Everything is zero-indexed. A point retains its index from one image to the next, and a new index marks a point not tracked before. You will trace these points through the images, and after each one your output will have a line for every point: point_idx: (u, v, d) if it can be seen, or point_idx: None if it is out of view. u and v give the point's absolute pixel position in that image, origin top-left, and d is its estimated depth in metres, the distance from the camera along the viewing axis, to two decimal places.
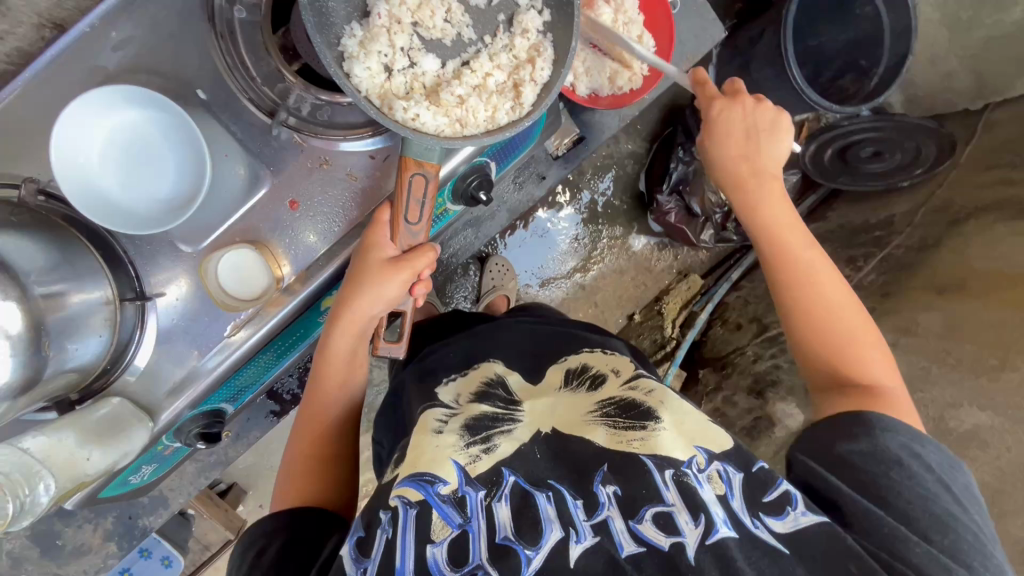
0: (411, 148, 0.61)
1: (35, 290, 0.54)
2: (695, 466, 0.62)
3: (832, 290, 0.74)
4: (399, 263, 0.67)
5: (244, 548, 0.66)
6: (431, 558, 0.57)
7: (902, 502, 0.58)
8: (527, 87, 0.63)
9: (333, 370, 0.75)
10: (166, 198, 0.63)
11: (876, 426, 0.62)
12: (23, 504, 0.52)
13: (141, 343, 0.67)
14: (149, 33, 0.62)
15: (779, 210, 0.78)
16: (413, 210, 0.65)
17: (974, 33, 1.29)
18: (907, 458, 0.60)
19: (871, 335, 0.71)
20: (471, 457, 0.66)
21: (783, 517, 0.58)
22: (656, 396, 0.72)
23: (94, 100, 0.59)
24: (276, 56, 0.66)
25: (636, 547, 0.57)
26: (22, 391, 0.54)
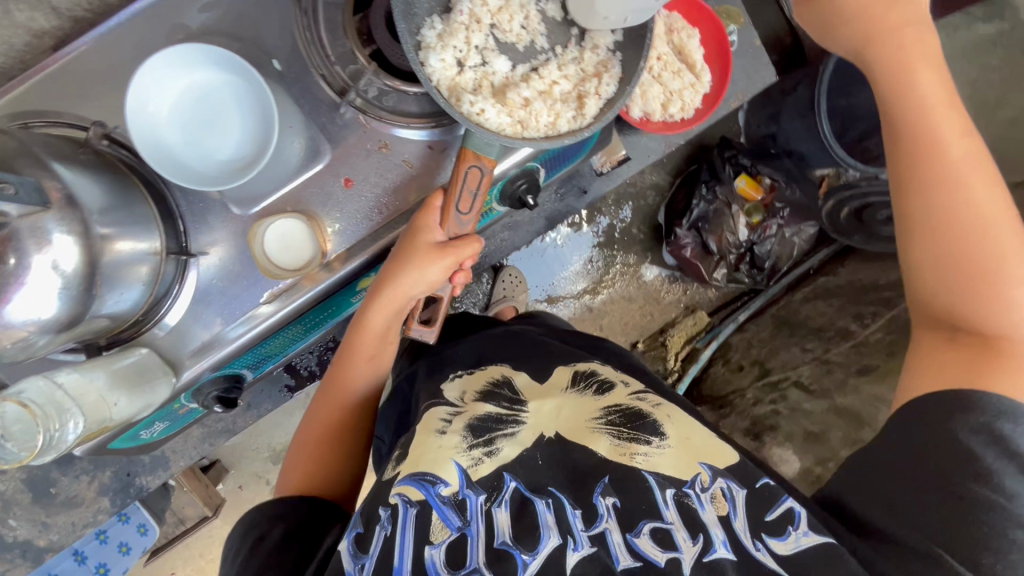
0: (473, 141, 0.63)
1: (97, 229, 0.54)
2: (698, 486, 0.63)
3: (984, 190, 0.62)
4: (445, 249, 0.67)
5: (244, 532, 0.65)
6: (428, 559, 0.57)
7: (965, 510, 0.55)
8: (591, 99, 0.65)
9: (364, 346, 0.75)
10: (226, 159, 0.64)
11: (960, 407, 0.58)
12: (53, 437, 0.51)
13: (178, 297, 0.68)
14: (236, 1, 0.64)
15: (932, 86, 0.66)
16: (465, 200, 0.66)
17: (1000, 113, 1.34)
18: (989, 458, 0.56)
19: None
20: (472, 460, 0.65)
21: (784, 537, 0.59)
22: (664, 409, 0.73)
23: (176, 56, 0.61)
24: (352, 38, 0.67)
25: (632, 560, 0.57)
26: (65, 327, 0.54)
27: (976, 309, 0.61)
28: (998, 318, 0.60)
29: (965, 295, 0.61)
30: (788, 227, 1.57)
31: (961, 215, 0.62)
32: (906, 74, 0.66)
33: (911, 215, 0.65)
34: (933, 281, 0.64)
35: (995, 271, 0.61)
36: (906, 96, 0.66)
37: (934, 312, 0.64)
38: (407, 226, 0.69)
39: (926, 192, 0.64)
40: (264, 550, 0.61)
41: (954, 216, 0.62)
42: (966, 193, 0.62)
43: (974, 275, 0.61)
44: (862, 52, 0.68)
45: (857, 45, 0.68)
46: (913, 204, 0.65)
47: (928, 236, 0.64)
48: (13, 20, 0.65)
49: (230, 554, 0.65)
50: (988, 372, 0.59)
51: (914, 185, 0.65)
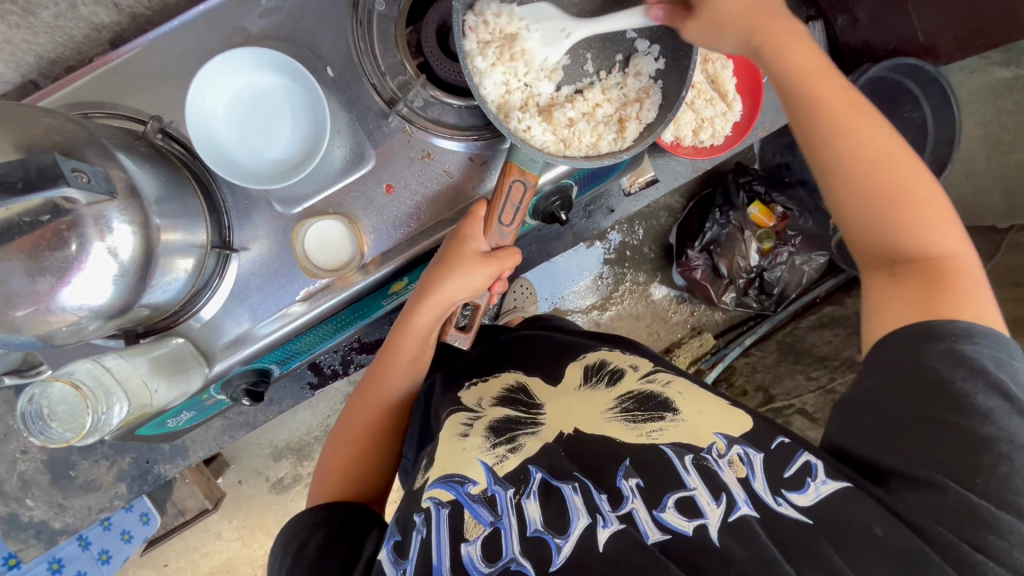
0: (518, 156, 0.65)
1: (153, 220, 0.56)
2: (715, 452, 0.64)
3: (875, 125, 0.63)
4: (489, 258, 0.70)
5: (286, 540, 0.67)
6: (465, 556, 0.58)
7: (951, 436, 0.54)
8: (632, 123, 0.68)
9: (405, 349, 0.76)
10: (275, 159, 0.66)
11: (916, 339, 0.58)
12: (99, 420, 0.52)
13: (216, 290, 0.69)
14: (295, 9, 0.67)
15: (794, 44, 0.65)
16: (507, 212, 0.68)
17: (1012, 155, 1.41)
18: (960, 381, 0.55)
19: (930, 187, 0.62)
20: (498, 457, 0.67)
21: (804, 490, 0.59)
22: (675, 386, 0.74)
23: (235, 59, 0.63)
24: (403, 51, 0.70)
25: (661, 534, 0.58)
26: (115, 314, 0.56)
27: (909, 240, 0.61)
28: (928, 242, 0.61)
29: (900, 229, 0.61)
30: (799, 254, 1.61)
31: (868, 161, 0.62)
32: (780, 56, 0.65)
33: (827, 173, 0.65)
34: (865, 230, 0.63)
35: (910, 198, 0.61)
36: (790, 67, 0.65)
37: (871, 255, 0.64)
38: (451, 233, 0.71)
39: (836, 150, 0.63)
40: (306, 559, 0.62)
41: (862, 163, 0.62)
42: (864, 139, 0.63)
43: (893, 208, 0.61)
44: (749, 40, 0.66)
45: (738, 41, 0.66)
46: (827, 165, 0.64)
47: (849, 189, 0.63)
48: (76, 13, 0.67)
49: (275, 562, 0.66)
50: (941, 304, 0.59)
51: (823, 147, 0.64)
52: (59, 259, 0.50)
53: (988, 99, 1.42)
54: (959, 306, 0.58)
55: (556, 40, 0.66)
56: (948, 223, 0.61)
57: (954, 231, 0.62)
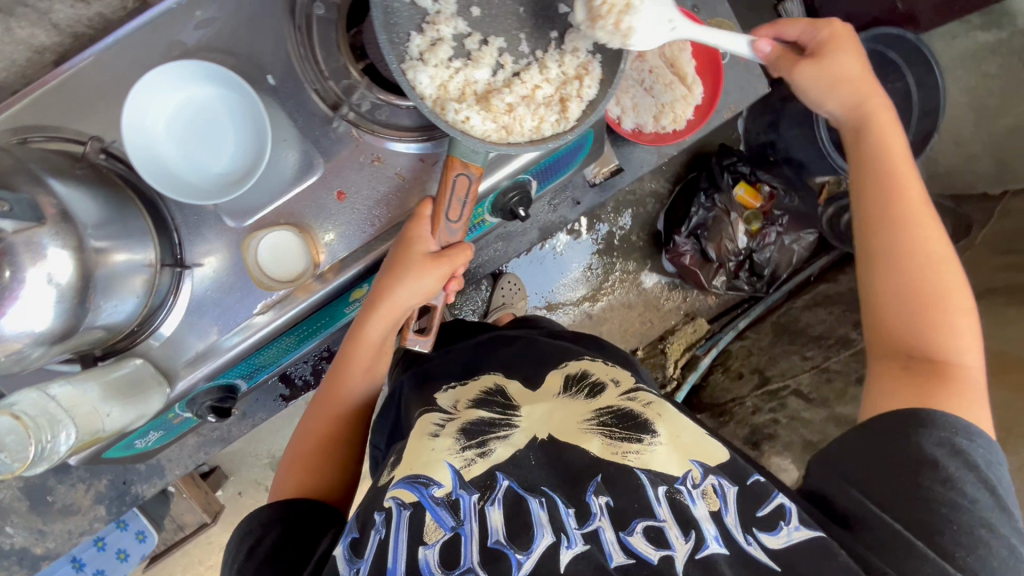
0: (458, 149, 0.63)
1: (90, 243, 0.55)
2: (689, 482, 0.64)
3: (937, 232, 0.67)
4: (439, 258, 0.69)
5: (239, 538, 0.67)
6: (422, 560, 0.58)
7: (937, 511, 0.57)
8: (573, 102, 0.65)
9: (359, 355, 0.76)
10: (220, 172, 0.65)
11: (918, 423, 0.60)
12: (44, 449, 0.53)
13: (172, 308, 0.69)
14: (231, 18, 0.65)
15: (893, 135, 0.71)
16: (454, 210, 0.66)
17: (1001, 120, 1.37)
18: (953, 467, 0.58)
19: (965, 301, 0.65)
20: (466, 461, 0.66)
21: (775, 532, 0.60)
22: (655, 408, 0.74)
23: (171, 73, 0.62)
24: (345, 53, 0.68)
25: (625, 558, 0.58)
26: (58, 339, 0.55)
27: (930, 336, 0.64)
28: (947, 344, 0.63)
29: (926, 325, 0.64)
30: (787, 234, 1.59)
31: (918, 254, 0.66)
32: (878, 142, 0.71)
33: (875, 249, 0.69)
34: (893, 315, 0.66)
35: (946, 303, 0.64)
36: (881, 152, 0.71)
37: (890, 342, 0.67)
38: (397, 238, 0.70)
39: (888, 233, 0.68)
40: (259, 555, 0.63)
41: (915, 254, 0.66)
42: (922, 235, 0.67)
43: (925, 302, 0.65)
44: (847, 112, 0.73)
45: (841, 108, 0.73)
46: (879, 243, 0.68)
47: (892, 271, 0.67)
48: (14, 36, 0.66)
49: (228, 560, 0.67)
50: (936, 397, 0.61)
51: (881, 226, 0.68)
52: None
53: (972, 64, 1.41)
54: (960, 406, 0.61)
55: (662, 27, 0.68)
56: (972, 337, 0.64)
57: (974, 346, 0.65)
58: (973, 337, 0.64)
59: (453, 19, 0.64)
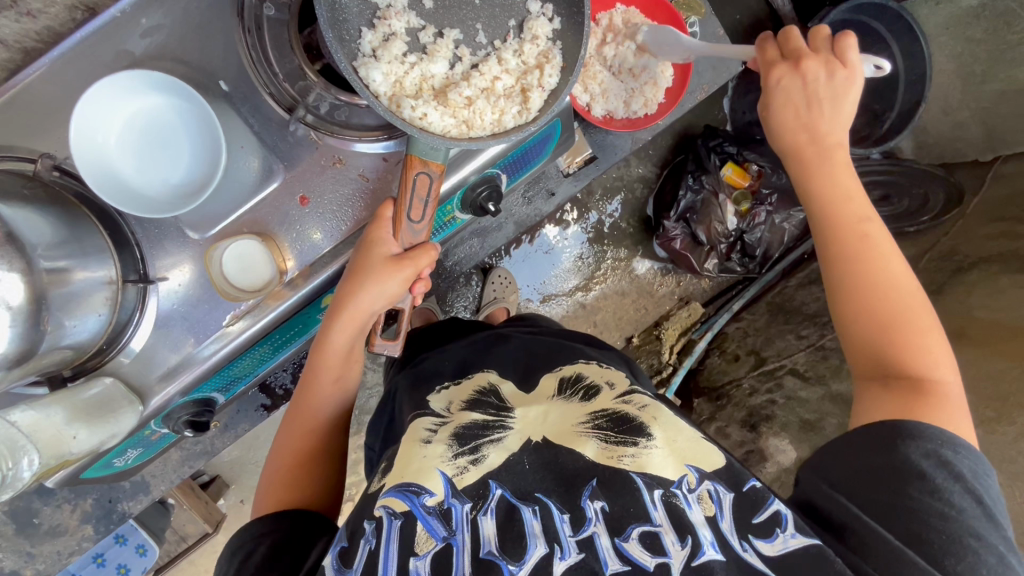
0: (417, 147, 0.61)
1: (40, 263, 0.53)
2: (685, 487, 0.63)
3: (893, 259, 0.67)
4: (402, 261, 0.67)
5: (231, 553, 0.67)
6: (413, 570, 0.57)
7: (926, 522, 0.56)
8: (535, 92, 0.63)
9: (329, 365, 0.75)
10: (177, 184, 0.63)
11: (898, 434, 0.60)
12: (4, 476, 0.53)
13: (140, 324, 0.67)
14: (178, 24, 0.64)
15: (840, 169, 0.71)
16: (416, 208, 0.65)
17: (987, 86, 1.33)
18: (940, 479, 0.57)
19: (932, 321, 0.65)
20: (458, 469, 0.66)
21: (772, 539, 0.59)
22: (650, 411, 0.73)
23: (118, 84, 0.60)
24: (299, 54, 0.66)
25: (621, 564, 0.57)
26: (16, 363, 0.54)
27: (898, 359, 0.64)
28: (921, 363, 0.63)
29: (892, 348, 0.64)
30: (778, 213, 1.56)
31: (872, 285, 0.67)
32: (827, 177, 0.71)
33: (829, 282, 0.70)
34: (858, 340, 0.67)
35: (912, 323, 0.65)
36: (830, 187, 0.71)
37: (865, 365, 0.66)
38: (359, 242, 0.69)
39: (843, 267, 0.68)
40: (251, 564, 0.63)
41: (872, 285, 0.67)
42: (878, 266, 0.67)
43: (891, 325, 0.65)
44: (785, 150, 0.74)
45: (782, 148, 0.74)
46: (834, 275, 0.69)
47: (850, 300, 0.68)
48: None
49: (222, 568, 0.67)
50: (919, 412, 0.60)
51: (832, 267, 0.69)
52: None
53: (956, 30, 1.37)
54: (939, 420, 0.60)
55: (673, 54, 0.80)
56: (943, 357, 0.64)
57: (949, 366, 0.64)
58: (945, 353, 0.64)
59: (404, 14, 0.63)
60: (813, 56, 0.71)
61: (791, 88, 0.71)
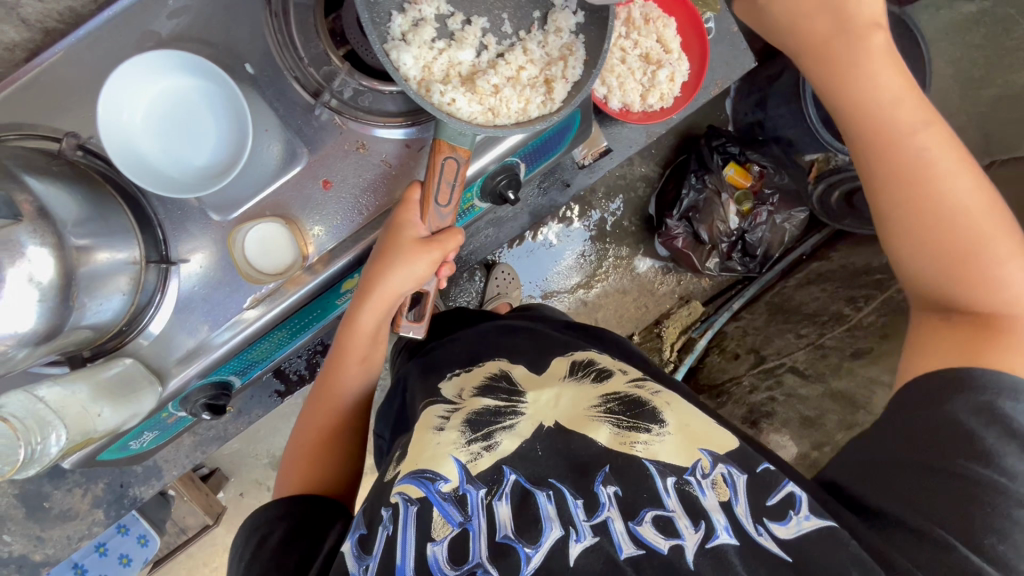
0: (445, 131, 0.62)
1: (70, 240, 0.53)
2: (699, 472, 0.64)
3: (955, 175, 0.65)
4: (429, 243, 0.68)
5: (248, 533, 0.67)
6: (431, 556, 0.58)
7: (966, 497, 0.56)
8: (558, 83, 0.64)
9: (355, 345, 0.76)
10: (201, 166, 0.64)
11: (959, 390, 0.60)
12: (34, 451, 0.52)
13: (161, 306, 0.67)
14: (204, 5, 0.64)
15: (879, 61, 0.68)
16: (443, 193, 0.66)
17: (985, 91, 1.37)
18: (990, 438, 0.58)
19: (1005, 234, 0.64)
20: (472, 455, 0.66)
21: (786, 521, 0.60)
22: (663, 397, 0.74)
23: (148, 62, 0.60)
24: (325, 38, 0.67)
25: (635, 549, 0.58)
26: (43, 339, 0.54)
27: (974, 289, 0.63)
28: (992, 293, 0.62)
29: (959, 278, 0.64)
30: (778, 213, 1.57)
31: (934, 203, 0.65)
32: (867, 79, 0.68)
33: (888, 211, 0.68)
34: (925, 270, 0.66)
35: (981, 245, 0.63)
36: (870, 90, 0.68)
37: (930, 296, 0.67)
38: (387, 223, 0.69)
39: (903, 188, 0.67)
40: (268, 550, 0.63)
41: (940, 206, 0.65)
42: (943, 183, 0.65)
43: (958, 251, 0.64)
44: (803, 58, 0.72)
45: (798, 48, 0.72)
46: (890, 197, 0.67)
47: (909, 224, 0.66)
48: None
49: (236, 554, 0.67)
50: (989, 350, 0.61)
51: (881, 188, 0.68)
52: None
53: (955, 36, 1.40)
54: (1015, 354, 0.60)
55: None
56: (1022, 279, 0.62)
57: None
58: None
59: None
60: None
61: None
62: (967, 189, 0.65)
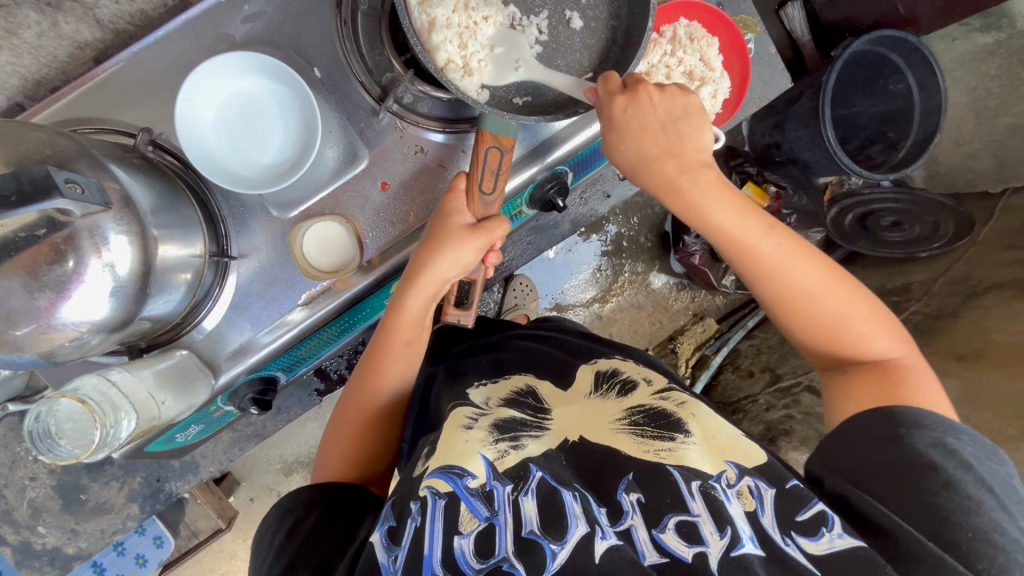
0: (489, 123, 0.63)
1: (152, 231, 0.55)
2: (723, 481, 0.62)
3: (805, 272, 0.69)
4: (476, 230, 0.70)
5: (280, 515, 0.68)
6: (458, 549, 0.58)
7: (950, 521, 0.56)
8: (467, 74, 0.66)
9: (400, 331, 0.76)
10: (268, 164, 0.66)
11: (905, 426, 0.61)
12: (108, 434, 0.54)
13: (216, 302, 0.69)
14: (277, 11, 0.66)
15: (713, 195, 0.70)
16: (488, 180, 0.68)
17: (1000, 120, 1.45)
18: (951, 468, 0.58)
19: (863, 305, 0.70)
20: (499, 453, 0.66)
21: (817, 538, 0.57)
22: (689, 408, 0.72)
23: (229, 62, 0.62)
24: (389, 47, 0.69)
25: (659, 557, 0.57)
26: (117, 327, 0.55)
27: (848, 351, 0.69)
28: (867, 352, 0.68)
29: (829, 345, 0.70)
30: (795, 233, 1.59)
31: (795, 297, 0.70)
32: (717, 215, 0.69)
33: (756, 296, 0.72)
34: (806, 345, 0.72)
35: (840, 320, 0.69)
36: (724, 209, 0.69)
37: (827, 362, 0.72)
38: (434, 212, 0.71)
39: (761, 280, 0.70)
40: (302, 533, 0.64)
41: (789, 297, 0.70)
42: (793, 274, 0.69)
43: (826, 330, 0.70)
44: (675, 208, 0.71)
45: (653, 183, 0.70)
46: (764, 295, 0.71)
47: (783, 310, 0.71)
48: (58, 32, 0.66)
49: (264, 539, 0.67)
50: (899, 392, 0.64)
51: (754, 281, 0.71)
52: (57, 274, 0.49)
53: (971, 65, 1.47)
54: (910, 395, 0.64)
55: (508, 69, 0.67)
56: (883, 336, 0.69)
57: (887, 334, 0.69)
58: (883, 327, 0.69)
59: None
60: (646, 85, 0.65)
61: (644, 110, 0.66)
62: (825, 276, 0.70)
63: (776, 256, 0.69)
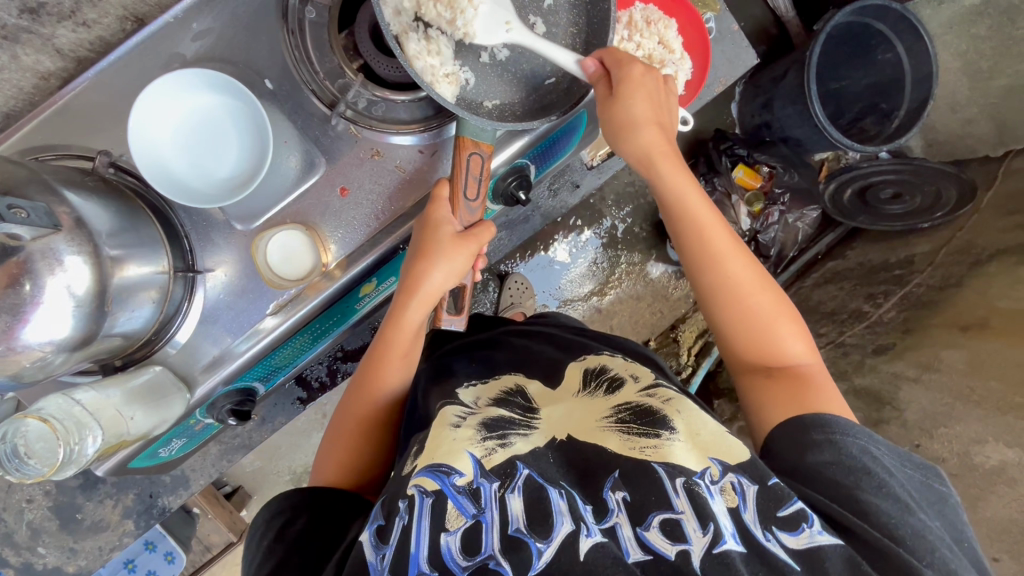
0: (468, 129, 0.67)
1: (106, 251, 0.56)
2: (707, 477, 0.60)
3: (744, 266, 0.74)
4: (466, 237, 0.72)
5: (268, 519, 0.68)
6: (444, 546, 0.57)
7: (889, 519, 0.57)
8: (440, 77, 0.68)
9: (400, 341, 0.77)
10: (225, 178, 0.66)
11: (837, 431, 0.61)
12: (72, 452, 0.55)
13: (186, 316, 0.70)
14: (226, 27, 0.67)
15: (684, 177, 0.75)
16: (470, 186, 0.70)
17: (994, 82, 1.38)
18: (882, 472, 0.60)
19: (786, 311, 0.74)
20: (486, 449, 0.66)
21: (797, 532, 0.56)
22: (674, 404, 0.70)
23: (175, 82, 0.63)
24: (339, 54, 0.70)
25: (643, 554, 0.56)
26: (78, 345, 0.56)
27: (769, 351, 0.71)
28: (785, 353, 0.71)
29: (750, 341, 0.73)
30: (790, 212, 1.56)
31: (733, 286, 0.73)
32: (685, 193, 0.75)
33: (699, 278, 0.75)
34: (733, 340, 0.74)
35: (767, 316, 0.72)
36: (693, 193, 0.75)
37: (748, 362, 0.73)
38: (420, 220, 0.72)
39: (706, 261, 0.74)
40: (290, 537, 0.65)
41: (724, 285, 0.73)
42: (734, 263, 0.74)
43: (753, 323, 0.72)
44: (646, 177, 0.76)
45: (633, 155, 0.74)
46: (705, 278, 0.75)
47: (719, 297, 0.74)
48: (20, 64, 0.68)
49: (250, 550, 0.68)
50: (811, 397, 0.66)
51: (705, 260, 0.74)
52: (13, 299, 0.49)
53: (960, 28, 1.41)
54: (822, 402, 0.66)
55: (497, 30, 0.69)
56: (800, 342, 0.72)
57: (805, 343, 0.72)
58: (802, 336, 0.72)
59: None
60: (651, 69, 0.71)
61: (640, 86, 0.70)
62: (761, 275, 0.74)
63: (724, 243, 0.74)
